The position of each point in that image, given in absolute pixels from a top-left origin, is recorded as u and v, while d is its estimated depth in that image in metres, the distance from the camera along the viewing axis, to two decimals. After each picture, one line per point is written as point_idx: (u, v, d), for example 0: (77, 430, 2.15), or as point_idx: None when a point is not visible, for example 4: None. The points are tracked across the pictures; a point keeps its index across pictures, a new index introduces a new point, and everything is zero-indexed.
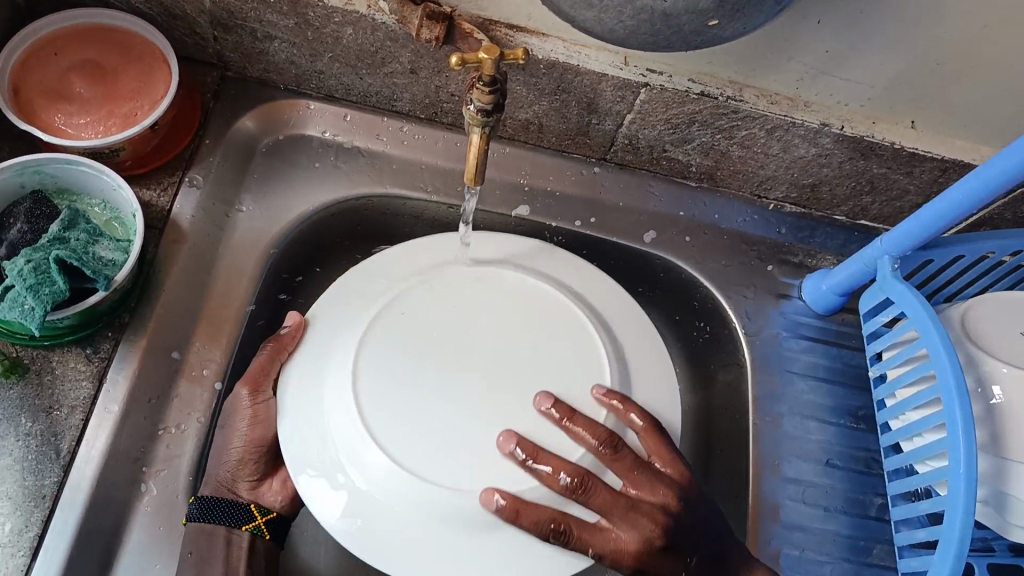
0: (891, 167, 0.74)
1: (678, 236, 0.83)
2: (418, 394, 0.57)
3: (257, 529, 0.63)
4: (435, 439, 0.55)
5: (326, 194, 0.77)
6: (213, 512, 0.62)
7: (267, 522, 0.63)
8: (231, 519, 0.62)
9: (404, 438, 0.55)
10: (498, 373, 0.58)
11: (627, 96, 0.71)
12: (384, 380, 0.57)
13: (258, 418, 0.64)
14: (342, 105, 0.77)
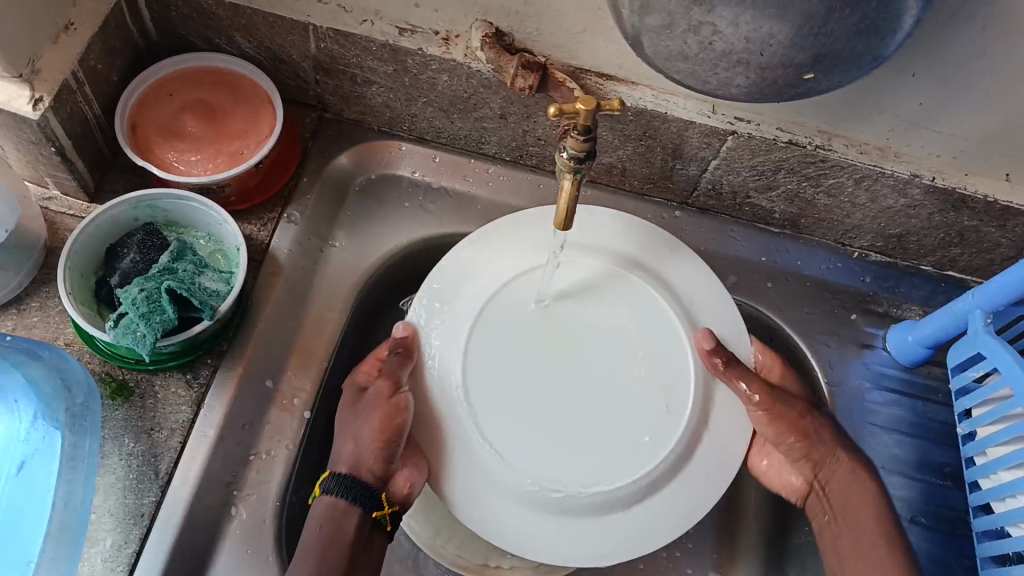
0: (983, 220, 0.73)
1: (759, 281, 0.82)
2: (533, 403, 0.62)
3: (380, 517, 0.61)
4: (556, 448, 0.61)
5: (411, 231, 0.79)
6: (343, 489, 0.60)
7: (391, 512, 0.61)
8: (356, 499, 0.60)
9: (521, 418, 0.62)
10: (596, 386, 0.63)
11: (713, 143, 0.72)
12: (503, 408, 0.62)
13: (395, 408, 0.62)
14: (432, 147, 0.80)
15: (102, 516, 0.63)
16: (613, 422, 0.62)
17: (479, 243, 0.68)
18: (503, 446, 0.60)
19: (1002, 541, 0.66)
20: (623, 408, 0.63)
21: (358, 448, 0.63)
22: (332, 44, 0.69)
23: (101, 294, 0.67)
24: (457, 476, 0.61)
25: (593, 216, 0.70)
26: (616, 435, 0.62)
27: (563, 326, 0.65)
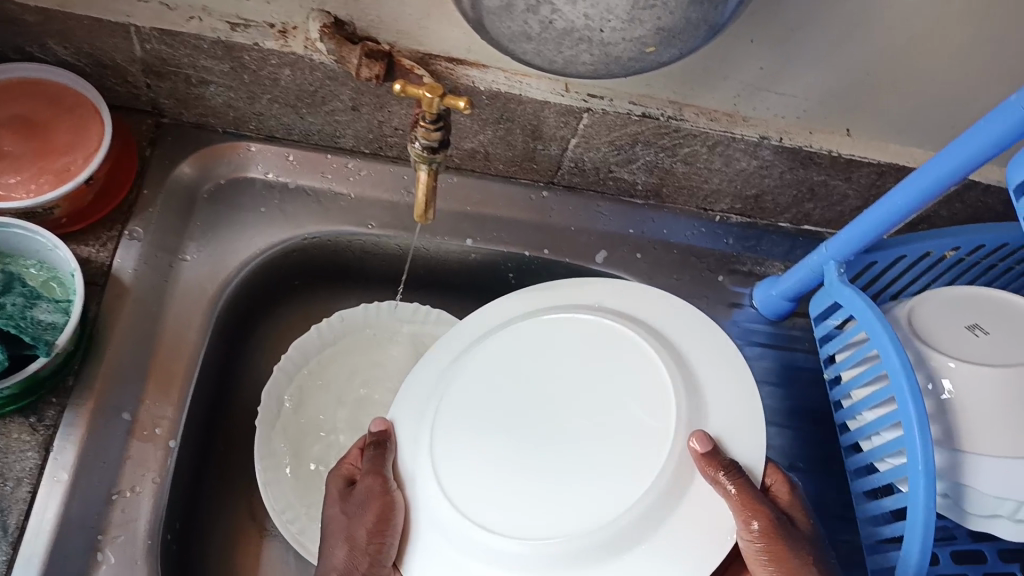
0: (830, 174, 0.76)
1: (629, 254, 0.82)
2: (497, 458, 0.54)
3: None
4: (522, 498, 0.52)
5: (271, 236, 0.75)
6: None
7: None
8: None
9: (512, 476, 0.53)
10: (572, 434, 0.55)
11: (570, 121, 0.72)
12: (464, 462, 0.54)
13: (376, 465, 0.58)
14: (285, 145, 0.76)
15: None
16: (620, 465, 0.53)
17: (475, 323, 0.64)
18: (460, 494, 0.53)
19: (872, 477, 0.69)
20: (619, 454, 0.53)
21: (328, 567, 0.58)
22: (159, 45, 0.64)
23: None
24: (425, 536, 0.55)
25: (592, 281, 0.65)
26: (622, 486, 0.52)
27: (557, 372, 0.58)
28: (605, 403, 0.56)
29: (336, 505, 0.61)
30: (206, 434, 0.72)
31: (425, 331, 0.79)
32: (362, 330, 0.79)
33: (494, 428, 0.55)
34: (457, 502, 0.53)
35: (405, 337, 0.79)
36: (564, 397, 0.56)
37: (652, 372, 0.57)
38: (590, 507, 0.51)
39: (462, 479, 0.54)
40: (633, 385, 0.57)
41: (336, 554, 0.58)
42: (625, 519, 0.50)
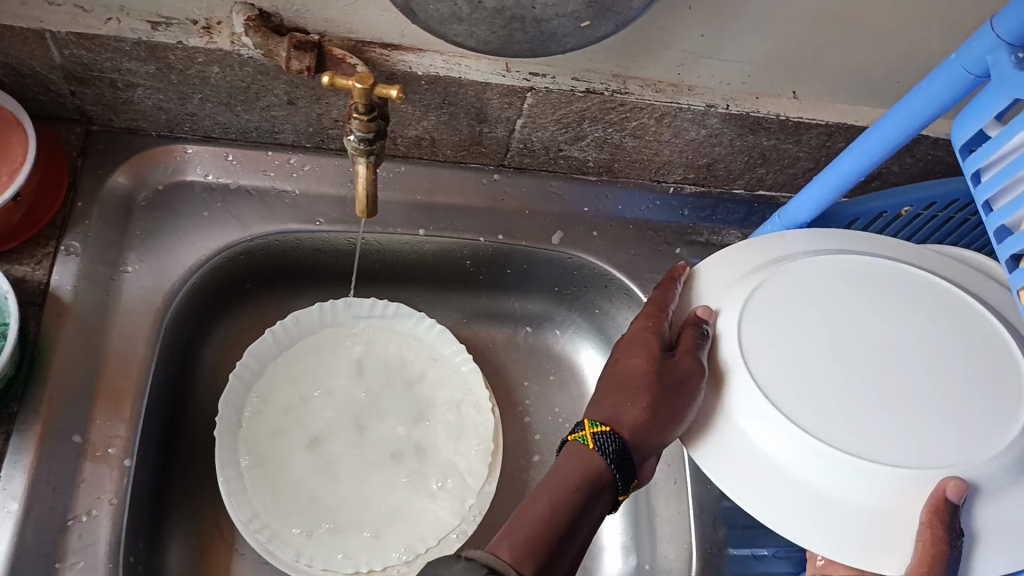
0: (779, 137, 0.76)
1: (585, 233, 0.80)
2: (881, 388, 0.54)
3: (583, 439, 0.54)
4: (903, 427, 0.52)
5: (214, 240, 0.72)
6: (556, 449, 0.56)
7: (596, 433, 0.54)
8: (565, 440, 0.55)
9: (898, 402, 0.53)
10: (942, 366, 0.55)
11: (514, 102, 0.70)
12: (848, 383, 0.54)
13: (695, 341, 0.57)
14: (222, 144, 0.73)
15: None
16: (967, 406, 0.53)
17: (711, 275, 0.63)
18: (849, 414, 0.53)
19: None
20: (966, 392, 0.54)
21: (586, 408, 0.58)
22: (77, 49, 0.61)
23: None
24: (738, 475, 0.54)
25: (850, 234, 0.65)
26: (1003, 422, 0.52)
27: (892, 315, 0.58)
28: (960, 341, 0.57)
29: (637, 359, 0.58)
30: (165, 448, 0.70)
31: (383, 326, 0.79)
32: (318, 332, 0.77)
33: (858, 363, 0.55)
34: (807, 430, 0.52)
35: (364, 332, 0.78)
36: (921, 329, 0.57)
37: (964, 314, 0.58)
38: (918, 458, 0.51)
39: (849, 401, 0.53)
40: (960, 329, 0.57)
41: (627, 412, 0.55)
42: (881, 506, 0.51)
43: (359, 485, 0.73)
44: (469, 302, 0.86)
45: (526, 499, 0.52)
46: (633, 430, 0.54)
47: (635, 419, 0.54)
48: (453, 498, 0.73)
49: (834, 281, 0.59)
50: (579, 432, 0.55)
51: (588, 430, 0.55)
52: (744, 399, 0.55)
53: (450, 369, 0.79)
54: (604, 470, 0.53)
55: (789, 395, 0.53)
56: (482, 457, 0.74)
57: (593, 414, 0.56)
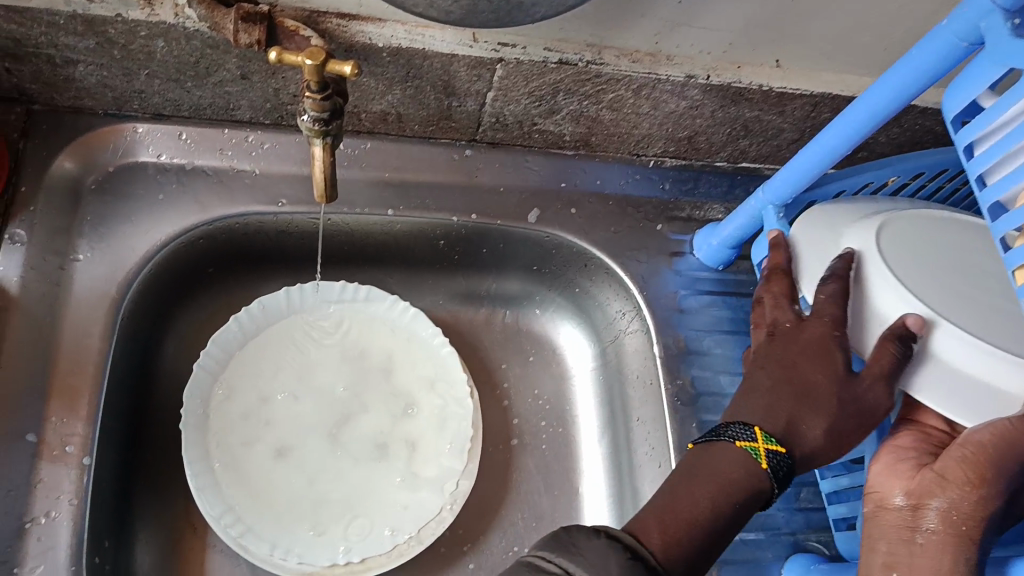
0: (762, 108, 0.72)
1: (564, 211, 0.77)
2: (1000, 291, 0.57)
3: (753, 452, 0.53)
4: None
5: (170, 225, 0.68)
6: (718, 433, 0.55)
7: (765, 449, 0.53)
8: (736, 439, 0.54)
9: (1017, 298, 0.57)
10: None
11: (483, 74, 0.66)
12: (976, 289, 0.57)
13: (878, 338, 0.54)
14: (175, 122, 0.69)
15: None
16: None
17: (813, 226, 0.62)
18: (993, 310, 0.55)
19: None
20: None
21: (748, 387, 0.58)
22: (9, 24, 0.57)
23: None
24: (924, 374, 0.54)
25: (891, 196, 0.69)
26: None
27: (976, 239, 0.62)
28: None
29: (818, 354, 0.56)
30: (129, 443, 0.67)
31: (353, 310, 0.76)
32: (284, 318, 0.74)
33: (972, 270, 0.59)
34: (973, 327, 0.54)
35: (332, 316, 0.75)
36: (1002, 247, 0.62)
37: None
38: None
39: (983, 301, 0.56)
40: None
41: (809, 432, 0.54)
42: None
43: (332, 474, 0.70)
44: (443, 283, 0.83)
45: (670, 483, 0.54)
46: (808, 432, 0.54)
47: (810, 416, 0.54)
48: (430, 485, 0.70)
49: (927, 218, 0.62)
50: (752, 442, 0.53)
51: (762, 445, 0.53)
52: (887, 302, 0.56)
53: (423, 352, 0.76)
54: (766, 489, 0.53)
55: (931, 293, 0.55)
56: (462, 441, 0.72)
57: (754, 399, 0.57)
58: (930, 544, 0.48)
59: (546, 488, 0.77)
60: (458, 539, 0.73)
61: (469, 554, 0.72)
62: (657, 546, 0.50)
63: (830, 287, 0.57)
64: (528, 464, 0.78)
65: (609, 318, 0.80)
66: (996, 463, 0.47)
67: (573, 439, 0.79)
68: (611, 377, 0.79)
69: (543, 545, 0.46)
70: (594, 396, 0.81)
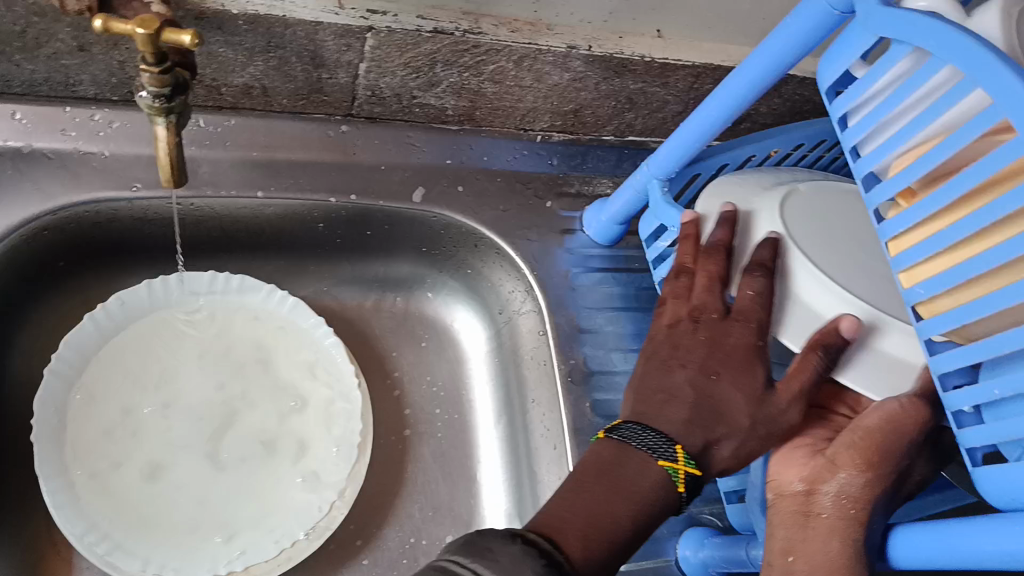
0: (646, 80, 0.71)
1: (449, 189, 0.74)
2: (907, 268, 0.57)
3: (673, 473, 0.50)
4: None
5: (8, 217, 0.61)
6: (632, 437, 0.51)
7: (686, 470, 0.50)
8: (657, 454, 0.50)
9: None
10: None
11: (353, 44, 0.61)
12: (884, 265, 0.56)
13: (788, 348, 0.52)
14: (7, 101, 0.62)
15: None
16: None
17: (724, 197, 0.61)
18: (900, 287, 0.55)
19: None
20: None
21: (664, 382, 0.54)
22: None
23: None
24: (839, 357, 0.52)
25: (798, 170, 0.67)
26: None
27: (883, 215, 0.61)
28: None
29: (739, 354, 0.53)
30: None
31: (224, 303, 0.70)
32: (147, 315, 0.68)
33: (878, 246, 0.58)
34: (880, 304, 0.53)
35: (204, 310, 0.70)
36: None
37: None
38: None
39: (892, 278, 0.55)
40: None
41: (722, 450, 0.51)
42: None
43: (210, 481, 0.65)
44: (327, 269, 0.78)
45: (584, 481, 0.50)
46: (718, 450, 0.51)
47: (724, 433, 0.51)
48: (316, 483, 0.66)
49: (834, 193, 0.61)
50: (673, 463, 0.50)
51: (682, 467, 0.50)
52: (805, 280, 0.54)
53: (308, 345, 0.72)
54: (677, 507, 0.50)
55: (839, 266, 0.54)
56: (350, 433, 0.68)
57: (664, 401, 0.53)
58: (821, 526, 0.49)
59: (444, 476, 0.75)
60: (350, 534, 0.71)
61: (364, 551, 0.70)
62: (577, 553, 0.46)
63: (757, 278, 0.53)
64: (426, 454, 0.76)
65: (503, 300, 0.78)
66: (883, 441, 0.49)
67: (468, 425, 0.78)
68: (506, 359, 0.78)
69: (453, 549, 0.43)
70: (490, 379, 0.79)
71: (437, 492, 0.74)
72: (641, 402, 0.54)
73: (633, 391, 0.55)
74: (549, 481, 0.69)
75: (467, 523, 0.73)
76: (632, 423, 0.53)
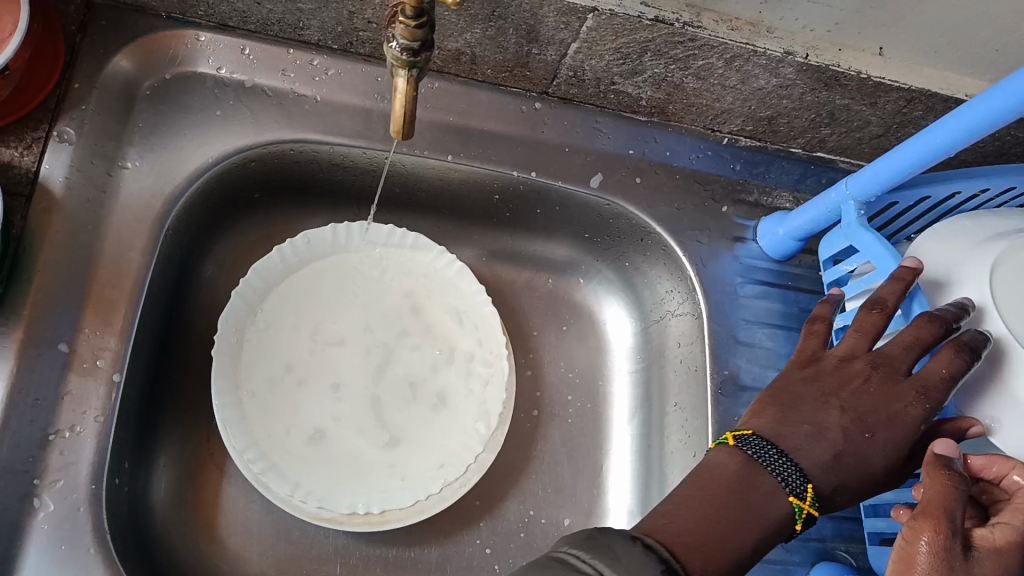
0: (854, 98, 0.68)
1: (628, 178, 0.73)
2: None
3: (797, 510, 0.50)
4: None
5: (224, 143, 0.65)
6: (761, 454, 0.51)
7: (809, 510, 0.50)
8: (788, 487, 0.50)
9: None
10: None
11: (572, 23, 0.61)
12: None
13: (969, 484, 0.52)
14: (239, 36, 0.65)
15: None
16: None
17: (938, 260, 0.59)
18: None
19: None
20: None
21: (814, 415, 0.54)
22: None
23: None
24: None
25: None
26: None
27: None
28: None
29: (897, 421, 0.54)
30: (157, 365, 0.65)
31: (397, 256, 0.73)
32: (326, 256, 0.71)
33: None
34: None
35: (378, 260, 0.73)
36: None
37: None
38: None
39: None
40: None
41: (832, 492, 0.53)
42: None
43: (364, 427, 0.68)
44: (490, 239, 0.80)
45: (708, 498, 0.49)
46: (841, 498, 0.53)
47: (851, 486, 0.53)
48: (460, 445, 0.68)
49: None
50: (800, 500, 0.50)
51: (807, 505, 0.50)
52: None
53: (469, 309, 0.73)
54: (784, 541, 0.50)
55: None
56: (495, 404, 0.70)
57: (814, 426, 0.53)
58: None
59: (569, 460, 0.75)
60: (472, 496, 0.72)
61: (483, 515, 0.71)
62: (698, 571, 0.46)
63: (959, 358, 0.53)
64: (555, 435, 0.76)
65: (659, 299, 0.77)
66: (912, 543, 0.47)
67: (601, 415, 0.77)
68: (652, 357, 0.77)
69: (572, 542, 0.43)
70: (630, 376, 0.79)
71: (561, 474, 0.74)
72: (783, 422, 0.54)
73: (779, 405, 0.55)
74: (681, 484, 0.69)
75: (587, 511, 0.74)
76: (762, 438, 0.53)
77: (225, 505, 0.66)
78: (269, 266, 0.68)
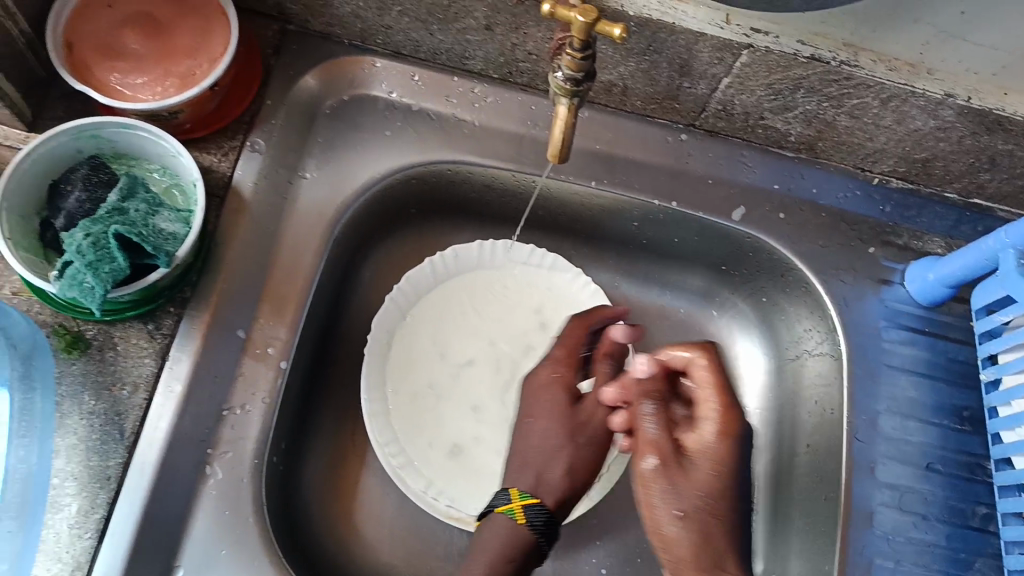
0: (1019, 144, 0.65)
1: (772, 213, 0.73)
2: None
3: (512, 512, 0.61)
4: None
5: (389, 160, 0.71)
6: (514, 498, 0.62)
7: (521, 504, 0.61)
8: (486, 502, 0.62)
9: None
10: None
11: (726, 58, 0.63)
12: None
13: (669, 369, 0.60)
14: (410, 63, 0.71)
15: (63, 481, 0.56)
16: None
17: None
18: None
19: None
20: None
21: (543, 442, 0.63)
22: None
23: (46, 237, 0.60)
24: None
25: None
26: None
27: None
28: None
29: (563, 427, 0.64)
30: (314, 358, 0.71)
31: (537, 276, 0.77)
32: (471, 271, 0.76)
33: None
34: None
35: (517, 277, 0.76)
36: None
37: None
38: None
39: None
40: None
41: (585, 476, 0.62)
42: None
43: (499, 446, 0.71)
44: (626, 265, 0.81)
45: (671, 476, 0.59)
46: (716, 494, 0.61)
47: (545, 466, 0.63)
48: None
49: None
50: (508, 506, 0.61)
51: (513, 504, 0.61)
52: None
53: None
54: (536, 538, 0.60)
55: None
56: None
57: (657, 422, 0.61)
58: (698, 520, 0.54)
59: None
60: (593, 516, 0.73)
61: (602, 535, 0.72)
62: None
63: None
64: None
65: (796, 338, 0.76)
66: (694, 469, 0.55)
67: None
68: (785, 395, 0.76)
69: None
70: (761, 414, 0.78)
71: None
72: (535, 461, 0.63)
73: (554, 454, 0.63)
74: (809, 528, 0.69)
75: None
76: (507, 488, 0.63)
77: (363, 495, 0.70)
78: (419, 275, 0.73)
